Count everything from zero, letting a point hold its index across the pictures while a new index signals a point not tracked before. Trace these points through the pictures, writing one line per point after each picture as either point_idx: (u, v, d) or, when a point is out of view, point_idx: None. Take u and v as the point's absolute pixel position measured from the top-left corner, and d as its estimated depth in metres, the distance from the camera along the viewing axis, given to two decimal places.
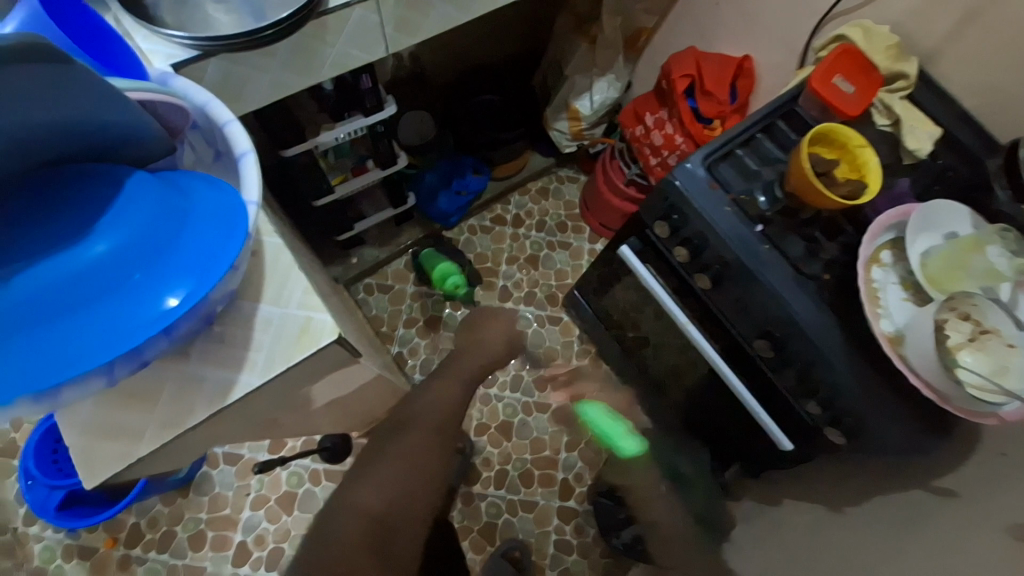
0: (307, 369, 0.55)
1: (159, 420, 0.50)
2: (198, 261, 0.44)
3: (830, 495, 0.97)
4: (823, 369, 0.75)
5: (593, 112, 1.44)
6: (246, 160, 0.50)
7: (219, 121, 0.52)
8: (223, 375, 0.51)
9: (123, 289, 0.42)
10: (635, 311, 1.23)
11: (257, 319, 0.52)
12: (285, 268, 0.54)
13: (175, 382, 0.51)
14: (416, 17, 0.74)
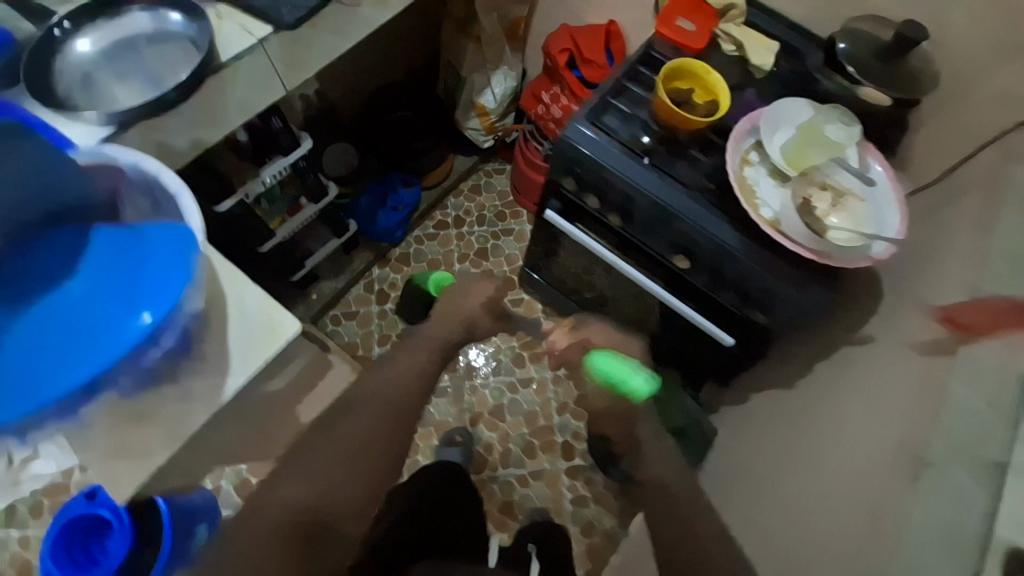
0: (280, 364, 0.62)
1: (168, 431, 0.56)
2: (162, 286, 0.52)
3: (784, 375, 1.11)
4: (728, 262, 0.87)
5: (498, 103, 1.56)
6: (183, 197, 0.57)
7: (152, 172, 0.57)
8: (211, 383, 0.57)
9: (108, 316, 0.52)
10: (587, 274, 1.35)
11: (228, 333, 0.59)
12: (241, 285, 0.61)
13: (173, 399, 0.57)
14: (299, 52, 0.79)
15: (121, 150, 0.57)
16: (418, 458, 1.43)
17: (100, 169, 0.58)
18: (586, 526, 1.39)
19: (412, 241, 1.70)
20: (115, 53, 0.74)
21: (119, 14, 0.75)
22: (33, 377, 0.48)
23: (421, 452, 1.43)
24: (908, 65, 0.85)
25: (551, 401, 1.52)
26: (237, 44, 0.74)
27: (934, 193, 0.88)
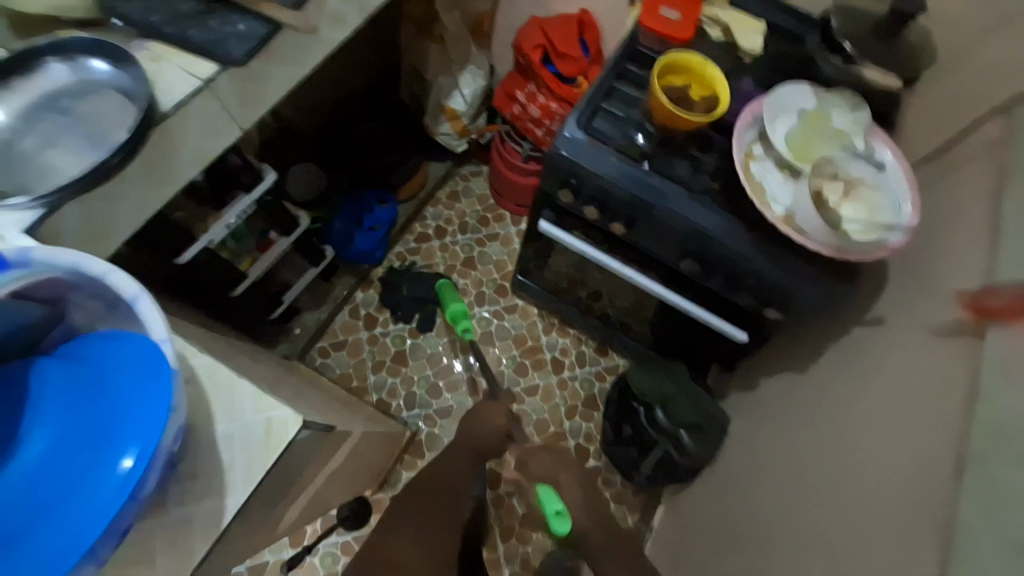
0: (286, 462, 0.55)
1: (166, 572, 0.49)
2: (142, 418, 0.45)
3: (794, 360, 1.10)
4: (741, 265, 0.82)
5: (468, 105, 1.46)
6: (143, 303, 0.49)
7: (98, 279, 0.50)
8: (208, 506, 0.50)
9: (88, 469, 0.45)
10: (580, 272, 1.29)
11: (219, 443, 0.52)
12: (228, 380, 0.54)
13: (165, 534, 0.50)
14: (255, 87, 0.70)
15: (58, 261, 0.49)
16: None
17: (34, 283, 0.50)
18: None
19: (394, 258, 1.62)
20: (38, 115, 0.63)
21: (36, 67, 0.64)
22: (10, 563, 0.42)
23: None
24: (906, 40, 0.83)
25: (559, 407, 1.49)
26: (177, 87, 0.65)
27: (937, 168, 0.85)
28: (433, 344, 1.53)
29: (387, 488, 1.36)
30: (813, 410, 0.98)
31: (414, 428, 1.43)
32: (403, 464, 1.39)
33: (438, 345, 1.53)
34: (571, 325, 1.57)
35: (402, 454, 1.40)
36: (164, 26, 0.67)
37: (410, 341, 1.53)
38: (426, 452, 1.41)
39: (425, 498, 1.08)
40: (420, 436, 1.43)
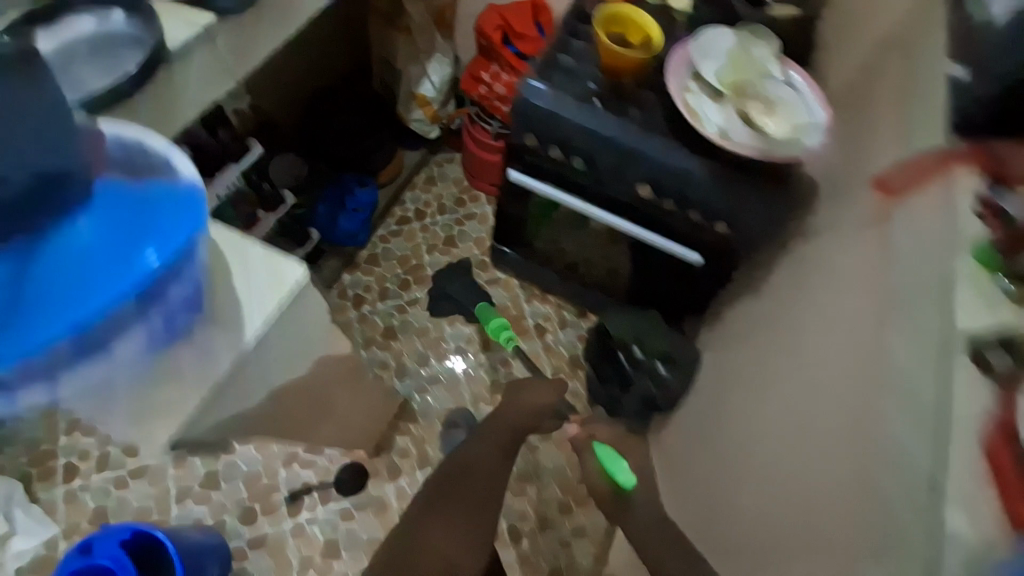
0: (292, 315, 0.64)
1: (195, 378, 0.59)
2: (170, 233, 0.52)
3: (748, 286, 1.21)
4: (689, 185, 0.93)
5: (438, 92, 1.59)
6: (175, 155, 0.57)
7: (136, 141, 0.58)
8: (230, 333, 0.59)
9: (115, 259, 0.51)
10: (550, 234, 1.43)
11: (241, 287, 0.61)
12: (241, 242, 0.62)
13: (194, 352, 0.58)
14: (247, 41, 0.79)
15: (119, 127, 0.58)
16: (426, 448, 1.43)
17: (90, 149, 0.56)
18: None
19: (377, 241, 1.69)
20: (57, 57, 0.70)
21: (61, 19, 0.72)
22: (43, 316, 0.48)
23: (429, 442, 1.43)
24: None
25: (545, 368, 1.54)
26: (183, 33, 0.72)
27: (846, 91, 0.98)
28: (420, 319, 1.59)
29: (383, 453, 1.42)
30: (764, 319, 1.09)
31: (407, 396, 1.49)
32: (397, 430, 1.44)
33: (425, 320, 1.59)
34: (551, 292, 1.63)
35: (396, 421, 1.45)
36: None
37: (398, 317, 1.59)
38: (420, 419, 1.47)
39: (475, 477, 1.13)
40: (413, 404, 1.48)
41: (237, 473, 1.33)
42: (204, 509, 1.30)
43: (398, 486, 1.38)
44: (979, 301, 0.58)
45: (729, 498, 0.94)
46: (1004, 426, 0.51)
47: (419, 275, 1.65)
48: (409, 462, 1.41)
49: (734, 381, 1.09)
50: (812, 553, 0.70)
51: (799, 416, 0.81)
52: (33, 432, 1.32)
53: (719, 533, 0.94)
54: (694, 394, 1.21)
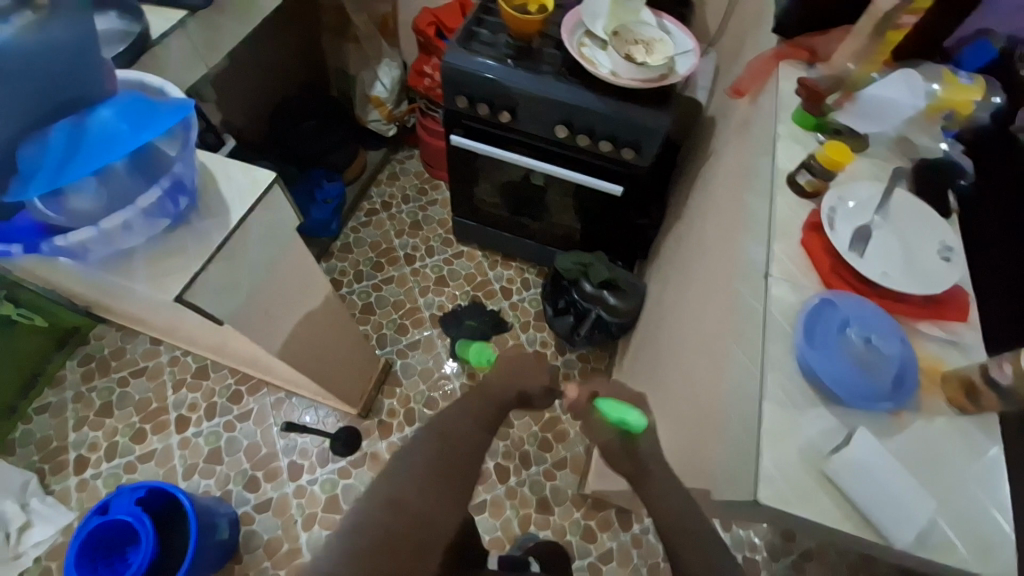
0: (273, 217, 0.71)
1: (194, 252, 0.62)
2: (163, 114, 0.54)
3: (675, 213, 1.38)
4: (593, 118, 1.11)
5: (390, 92, 1.78)
6: (168, 86, 0.64)
7: (135, 81, 0.66)
8: (218, 217, 0.65)
9: (114, 132, 0.52)
10: (500, 196, 1.60)
11: (225, 187, 0.67)
12: (222, 159, 0.69)
13: (190, 234, 0.63)
14: (215, 34, 0.98)
15: (124, 71, 0.65)
16: (411, 405, 1.54)
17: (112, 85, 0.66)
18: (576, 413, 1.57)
19: (349, 232, 1.84)
20: None
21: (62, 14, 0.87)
22: (57, 174, 0.50)
23: (413, 400, 1.55)
24: None
25: (513, 323, 1.68)
26: (162, 26, 0.89)
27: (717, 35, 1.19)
28: (395, 294, 1.73)
29: (372, 415, 1.52)
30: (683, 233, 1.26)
31: (389, 360, 1.60)
32: (384, 393, 1.55)
33: (399, 295, 1.73)
34: (513, 257, 1.79)
35: (382, 384, 1.56)
36: None
37: (375, 295, 1.72)
38: (403, 380, 1.58)
39: (453, 452, 0.70)
40: (395, 368, 1.60)
41: (238, 446, 1.45)
42: (211, 481, 1.41)
43: (389, 441, 1.48)
44: (795, 147, 0.75)
45: (658, 379, 1.07)
46: (811, 219, 0.67)
47: (391, 257, 1.80)
48: (397, 420, 1.51)
49: (665, 289, 1.22)
50: (701, 370, 0.83)
51: (700, 286, 0.96)
52: (45, 431, 1.46)
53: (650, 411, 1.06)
54: (667, 298, 1.18)
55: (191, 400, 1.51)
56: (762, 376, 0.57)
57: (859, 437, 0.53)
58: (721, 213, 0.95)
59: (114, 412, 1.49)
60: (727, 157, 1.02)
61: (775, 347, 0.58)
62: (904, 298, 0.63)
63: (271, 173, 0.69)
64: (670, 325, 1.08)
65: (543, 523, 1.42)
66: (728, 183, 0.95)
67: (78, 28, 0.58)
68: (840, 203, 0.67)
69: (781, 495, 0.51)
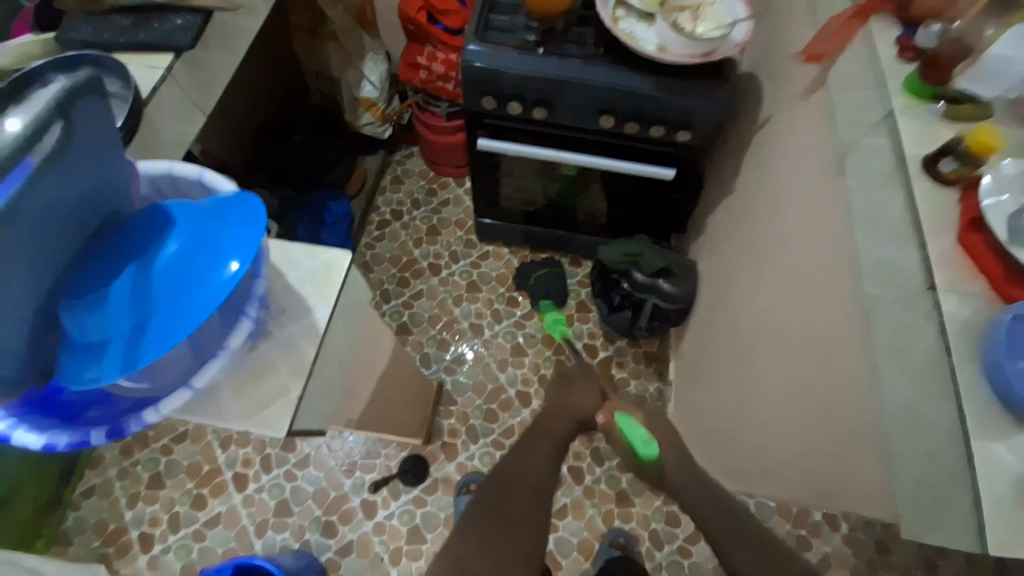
0: (348, 296, 0.63)
1: (288, 368, 0.55)
2: (237, 236, 0.47)
3: (720, 184, 1.29)
4: (641, 102, 1.00)
5: (379, 90, 1.61)
6: (208, 174, 0.55)
7: (165, 171, 0.56)
8: (302, 321, 0.56)
9: (194, 272, 0.46)
10: (526, 189, 1.48)
11: (297, 282, 0.59)
12: (280, 247, 0.60)
13: (280, 350, 0.55)
14: (203, 74, 0.87)
15: (148, 163, 0.55)
16: (470, 422, 1.49)
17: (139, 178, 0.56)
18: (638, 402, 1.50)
19: (364, 250, 1.72)
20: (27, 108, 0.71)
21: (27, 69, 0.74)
22: (143, 337, 0.44)
23: (471, 416, 1.50)
24: None
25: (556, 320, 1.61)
26: (148, 78, 0.79)
27: None
28: (428, 308, 1.64)
29: (434, 439, 1.47)
30: (737, 208, 1.18)
31: (439, 379, 1.54)
32: (440, 415, 1.50)
33: (432, 309, 1.64)
34: (542, 250, 1.70)
35: (436, 406, 1.51)
36: (116, 37, 0.79)
37: (407, 312, 1.63)
38: (456, 398, 1.52)
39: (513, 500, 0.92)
40: (446, 386, 1.54)
41: (305, 494, 1.41)
42: (286, 534, 1.37)
43: (458, 462, 1.44)
44: (914, 122, 0.66)
45: (741, 372, 1.03)
46: (965, 216, 0.58)
47: (414, 269, 1.70)
48: (460, 439, 1.47)
49: (731, 272, 1.15)
50: (812, 372, 0.78)
51: (789, 276, 0.89)
52: (98, 515, 1.40)
53: (741, 406, 1.02)
54: (730, 276, 1.14)
55: (243, 455, 1.46)
56: (956, 407, 0.51)
57: None
58: (803, 197, 0.87)
59: (165, 482, 1.43)
60: (794, 129, 0.94)
61: (965, 375, 0.52)
62: None
63: (343, 251, 0.61)
64: (750, 314, 1.03)
65: (626, 516, 1.40)
66: (807, 161, 0.87)
67: (96, 121, 0.44)
68: (994, 186, 0.58)
69: (1003, 541, 0.47)
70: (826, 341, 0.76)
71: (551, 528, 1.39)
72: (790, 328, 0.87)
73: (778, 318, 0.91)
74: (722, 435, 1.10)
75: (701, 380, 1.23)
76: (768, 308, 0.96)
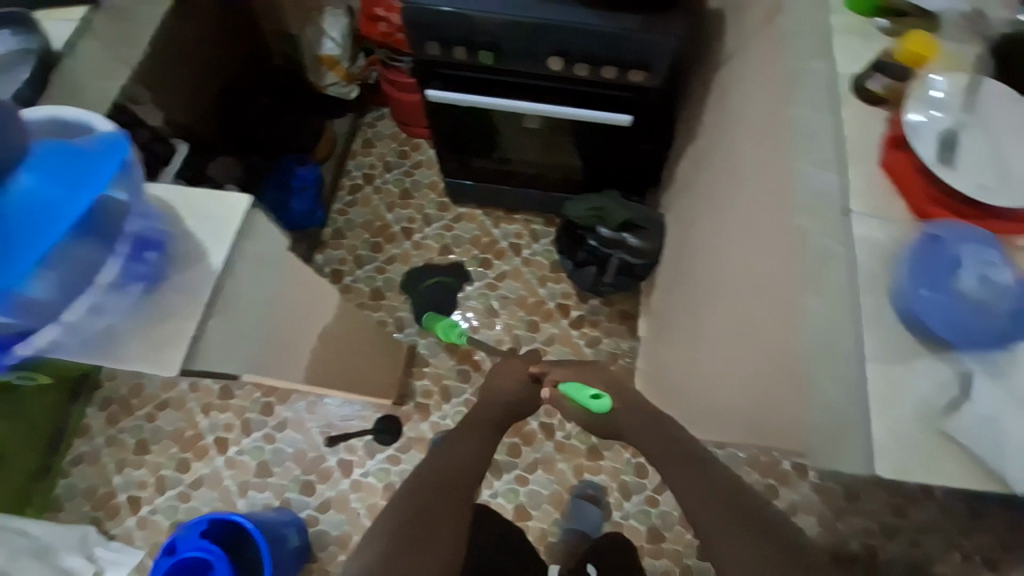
0: (255, 242, 0.66)
1: (183, 309, 0.58)
2: (91, 168, 0.49)
3: (687, 132, 1.24)
4: (594, 42, 0.95)
5: (341, 47, 1.55)
6: (95, 120, 0.55)
7: (56, 116, 0.55)
8: (198, 264, 0.60)
9: (43, 202, 0.47)
10: (494, 147, 1.42)
11: (196, 228, 0.61)
12: (183, 194, 0.63)
13: (172, 292, 0.58)
14: (131, 29, 0.85)
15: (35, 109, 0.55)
16: (444, 383, 1.50)
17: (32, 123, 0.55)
18: (611, 359, 1.50)
19: (336, 216, 1.71)
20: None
21: None
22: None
23: (445, 377, 1.51)
24: None
25: (529, 281, 1.60)
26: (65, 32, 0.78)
27: None
28: (400, 273, 1.63)
29: (408, 400, 1.49)
30: (700, 154, 1.14)
31: (412, 342, 1.55)
32: (414, 377, 1.51)
33: (405, 273, 1.63)
34: (515, 210, 1.66)
35: (410, 368, 1.52)
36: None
37: (380, 277, 1.63)
38: (430, 360, 1.53)
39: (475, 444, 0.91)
40: (419, 349, 1.54)
41: (283, 456, 1.45)
42: (267, 493, 1.42)
43: (432, 422, 1.47)
44: (855, 42, 0.63)
45: (696, 322, 1.02)
46: (889, 135, 0.57)
47: (387, 234, 1.68)
48: (434, 400, 1.49)
49: (693, 220, 1.12)
50: (748, 313, 0.77)
51: (737, 219, 0.86)
52: (89, 480, 1.45)
53: (694, 356, 1.01)
54: (691, 225, 1.12)
55: (223, 420, 1.49)
56: (858, 334, 0.51)
57: (976, 387, 0.48)
58: (752, 136, 0.84)
59: (151, 448, 1.47)
60: (749, 63, 0.89)
61: (870, 299, 0.52)
62: (1010, 213, 0.53)
63: (243, 196, 0.64)
64: (705, 261, 1.01)
65: (597, 470, 1.42)
66: (758, 96, 0.83)
67: None
68: (919, 105, 0.56)
69: (899, 465, 0.47)
70: (753, 280, 0.76)
71: (523, 481, 1.42)
72: (732, 269, 0.85)
73: (725, 262, 0.90)
74: (678, 387, 1.09)
75: (664, 333, 1.23)
76: (716, 253, 0.94)
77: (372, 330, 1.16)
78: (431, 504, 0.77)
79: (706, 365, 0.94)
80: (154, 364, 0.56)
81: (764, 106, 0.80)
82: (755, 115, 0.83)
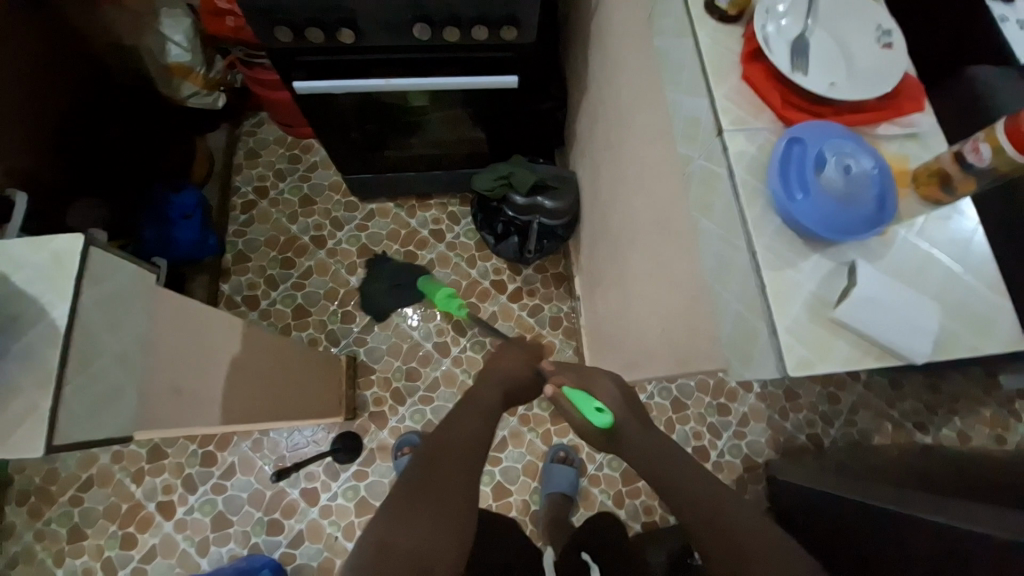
0: (106, 286, 0.60)
1: (34, 380, 0.53)
2: None
3: (577, 84, 1.23)
4: (454, 0, 0.90)
5: (190, 52, 1.38)
6: None
7: None
8: (38, 323, 0.55)
9: None
10: (390, 136, 1.35)
11: (26, 283, 0.56)
12: (4, 247, 0.57)
13: (15, 362, 0.54)
14: None
15: None
16: (394, 385, 1.45)
17: None
18: (555, 323, 1.51)
19: (234, 238, 1.57)
20: None
21: None
22: None
23: (394, 379, 1.46)
24: None
25: (458, 264, 1.55)
26: None
27: None
28: (321, 284, 1.54)
29: (360, 412, 1.43)
30: (591, 103, 1.13)
31: (351, 352, 1.47)
32: (361, 387, 1.45)
33: (325, 284, 1.54)
34: (429, 195, 1.60)
35: (355, 379, 1.45)
36: None
37: (301, 294, 1.53)
38: (374, 367, 1.47)
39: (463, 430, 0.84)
40: (361, 358, 1.47)
41: (239, 502, 1.35)
42: (231, 544, 1.33)
43: (391, 427, 1.42)
44: None
45: (618, 269, 1.03)
46: (746, 49, 0.58)
47: (297, 246, 1.57)
48: (388, 405, 1.44)
49: (598, 170, 1.12)
50: (657, 250, 0.78)
51: (631, 160, 0.86)
52: None
53: (620, 302, 1.04)
54: (596, 177, 1.12)
55: (162, 483, 1.36)
56: (749, 246, 0.52)
57: (859, 271, 0.51)
58: (627, 75, 0.84)
59: (85, 534, 1.33)
60: (612, 1, 0.88)
61: (753, 208, 0.53)
62: (858, 106, 0.56)
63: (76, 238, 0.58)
64: (613, 208, 1.02)
65: (564, 432, 1.45)
66: (625, 34, 0.82)
67: None
68: (766, 15, 0.57)
69: (802, 361, 0.48)
70: (655, 216, 0.77)
71: (495, 461, 1.42)
72: (636, 210, 0.86)
73: (630, 205, 0.91)
74: (614, 334, 1.11)
75: (595, 287, 1.25)
76: (620, 198, 0.95)
77: (297, 351, 1.08)
78: (414, 512, 0.73)
79: (633, 309, 0.96)
80: (14, 447, 0.52)
81: (631, 43, 0.80)
82: (626, 53, 0.82)
